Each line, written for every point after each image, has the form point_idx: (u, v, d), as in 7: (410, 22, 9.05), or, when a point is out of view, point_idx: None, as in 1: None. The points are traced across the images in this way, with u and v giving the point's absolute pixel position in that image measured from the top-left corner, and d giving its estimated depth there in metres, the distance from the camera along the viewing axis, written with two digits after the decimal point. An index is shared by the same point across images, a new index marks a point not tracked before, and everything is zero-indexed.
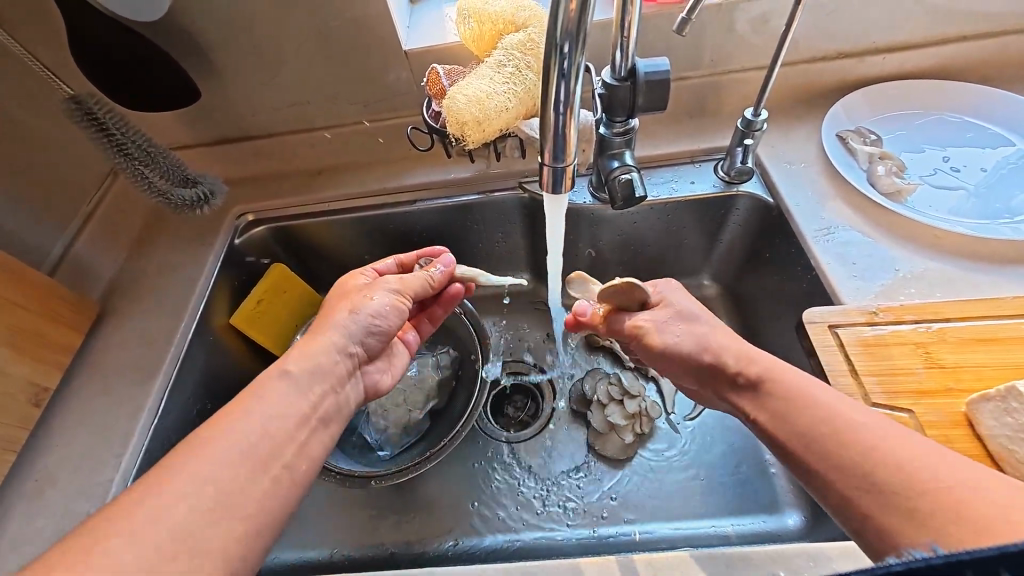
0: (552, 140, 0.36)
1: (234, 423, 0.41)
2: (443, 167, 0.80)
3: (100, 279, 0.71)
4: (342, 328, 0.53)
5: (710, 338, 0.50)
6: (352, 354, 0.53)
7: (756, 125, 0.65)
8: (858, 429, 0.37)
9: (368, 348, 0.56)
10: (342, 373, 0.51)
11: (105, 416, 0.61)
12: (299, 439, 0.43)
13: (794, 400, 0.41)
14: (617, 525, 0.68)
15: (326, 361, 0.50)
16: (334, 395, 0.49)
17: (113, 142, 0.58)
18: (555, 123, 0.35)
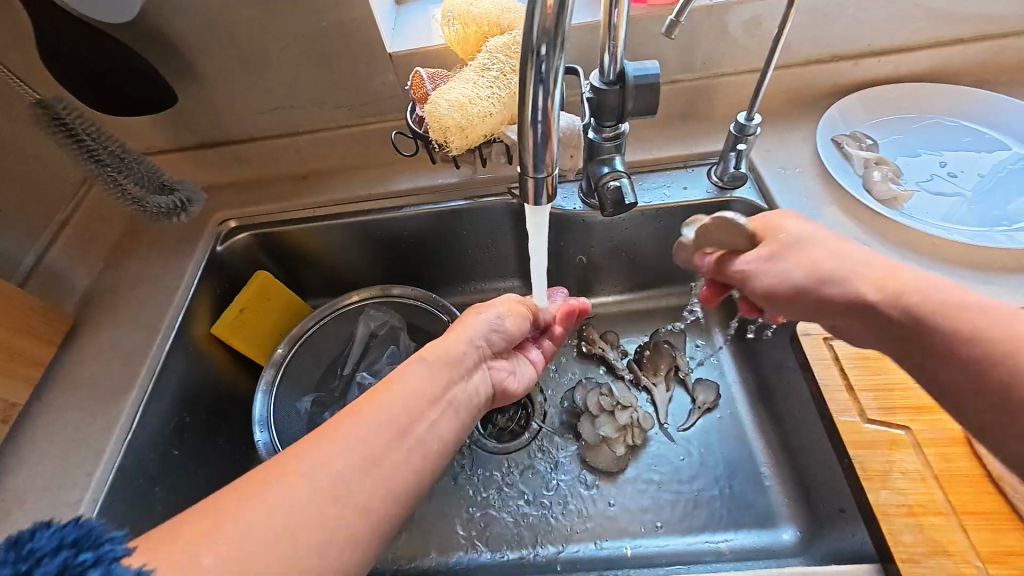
0: (533, 149, 0.34)
1: (371, 403, 0.40)
2: (431, 172, 0.78)
3: (75, 288, 0.69)
4: (472, 324, 0.53)
5: (824, 268, 0.41)
6: (483, 351, 0.52)
7: (750, 130, 0.63)
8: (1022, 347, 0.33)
9: (495, 346, 0.55)
10: (476, 368, 0.50)
11: (76, 433, 0.59)
12: (430, 415, 0.42)
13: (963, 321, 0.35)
14: (609, 540, 0.67)
15: (458, 353, 0.49)
16: (464, 385, 0.48)
17: (83, 148, 0.56)
18: (535, 132, 0.33)
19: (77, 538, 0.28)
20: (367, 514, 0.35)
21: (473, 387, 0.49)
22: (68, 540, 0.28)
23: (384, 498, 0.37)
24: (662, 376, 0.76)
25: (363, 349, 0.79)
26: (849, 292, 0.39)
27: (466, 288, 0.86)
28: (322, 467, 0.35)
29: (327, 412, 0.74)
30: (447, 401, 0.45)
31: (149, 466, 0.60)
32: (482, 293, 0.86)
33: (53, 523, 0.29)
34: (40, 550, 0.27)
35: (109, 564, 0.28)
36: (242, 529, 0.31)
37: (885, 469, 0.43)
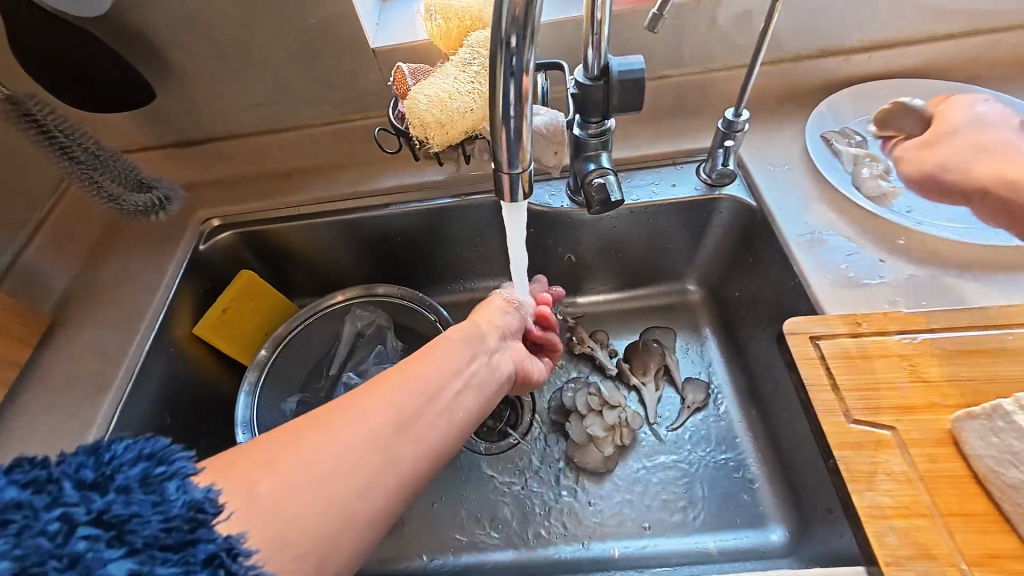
0: (507, 145, 0.33)
1: (404, 372, 0.44)
2: (416, 170, 0.77)
3: (53, 288, 0.68)
4: (490, 314, 0.58)
5: (986, 155, 0.49)
6: (503, 334, 0.57)
7: (738, 126, 0.62)
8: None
9: (513, 332, 0.60)
10: (498, 348, 0.55)
11: (51, 436, 0.58)
12: (454, 385, 0.46)
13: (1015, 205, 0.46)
14: (597, 541, 0.66)
15: (478, 336, 0.53)
16: (487, 362, 0.52)
17: (56, 145, 0.55)
18: (508, 128, 0.32)
19: (154, 452, 0.29)
20: (401, 469, 0.39)
21: (497, 365, 0.53)
22: (145, 453, 0.29)
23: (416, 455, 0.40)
24: (651, 375, 0.76)
25: (349, 348, 0.79)
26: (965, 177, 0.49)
27: (454, 287, 0.85)
28: (363, 424, 0.38)
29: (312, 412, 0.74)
30: (471, 374, 0.49)
31: None
32: (470, 292, 0.85)
33: (128, 438, 0.30)
34: (119, 460, 0.28)
35: (184, 476, 0.29)
36: (294, 468, 0.34)
37: (871, 470, 0.43)
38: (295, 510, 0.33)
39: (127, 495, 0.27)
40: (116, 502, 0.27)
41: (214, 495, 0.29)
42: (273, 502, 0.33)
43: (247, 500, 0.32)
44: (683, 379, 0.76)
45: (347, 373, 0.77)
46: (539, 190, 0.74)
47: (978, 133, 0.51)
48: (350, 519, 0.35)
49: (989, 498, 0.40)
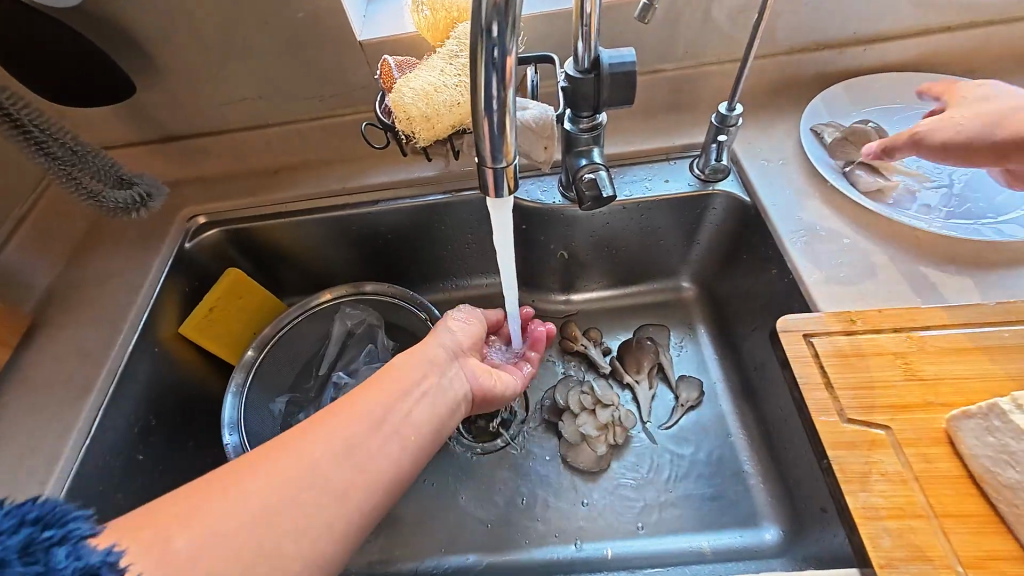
0: (489, 138, 0.32)
1: (348, 402, 0.43)
2: (406, 166, 0.76)
3: (34, 288, 0.66)
4: (446, 332, 0.56)
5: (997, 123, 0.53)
6: (457, 353, 0.55)
7: (731, 120, 0.61)
8: None
9: (467, 349, 0.57)
10: (452, 367, 0.53)
11: (30, 439, 0.56)
12: (403, 407, 0.45)
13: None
14: (590, 542, 0.65)
15: (432, 356, 0.52)
16: (441, 382, 0.50)
17: (31, 140, 0.53)
18: (490, 122, 0.31)
19: (40, 516, 0.26)
20: (345, 501, 0.38)
21: (451, 386, 0.51)
22: (29, 517, 0.26)
23: (361, 487, 0.39)
24: (645, 373, 0.75)
25: (339, 348, 0.78)
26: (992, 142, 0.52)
27: (446, 285, 0.84)
28: (298, 462, 0.37)
29: (301, 412, 0.74)
30: (422, 396, 0.47)
31: (110, 472, 0.58)
32: (461, 290, 0.84)
33: (5, 502, 0.27)
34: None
35: (77, 540, 0.27)
36: (215, 518, 0.33)
37: (865, 471, 0.42)
38: (217, 560, 0.32)
39: (3, 571, 0.24)
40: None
41: (113, 558, 0.27)
42: (192, 557, 0.31)
43: (165, 555, 0.31)
44: (677, 377, 0.75)
45: (337, 372, 0.77)
46: (531, 186, 0.73)
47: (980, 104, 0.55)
48: (287, 559, 0.34)
49: (985, 498, 0.40)
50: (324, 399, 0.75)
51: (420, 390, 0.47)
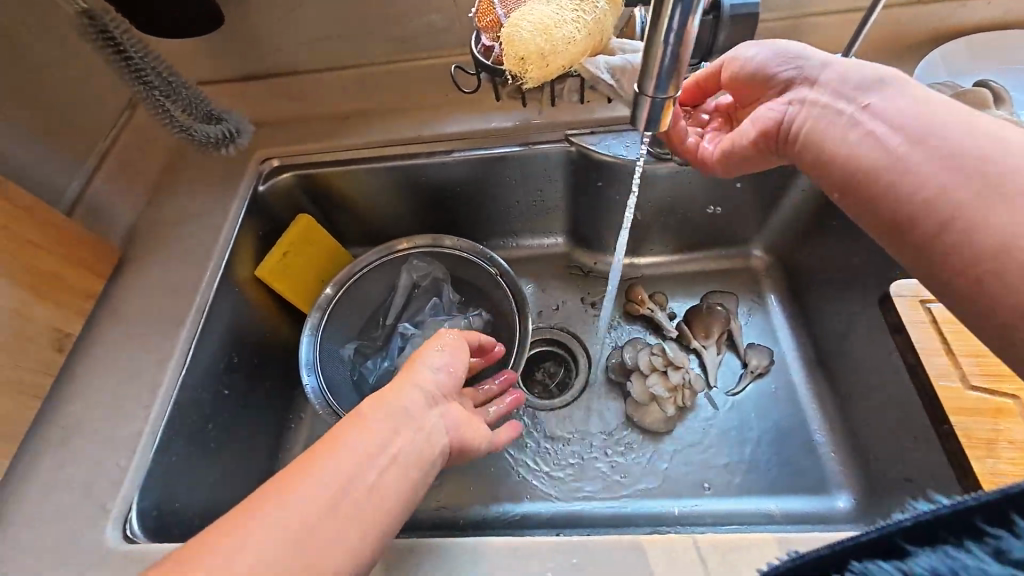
0: (654, 76, 0.32)
1: (322, 453, 0.36)
2: (483, 115, 0.73)
3: (120, 222, 0.67)
4: (423, 369, 0.46)
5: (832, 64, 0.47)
6: (441, 397, 0.46)
7: None
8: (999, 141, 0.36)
9: (452, 391, 0.47)
10: (430, 417, 0.43)
11: (130, 366, 0.58)
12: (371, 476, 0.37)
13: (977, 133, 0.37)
14: (656, 498, 0.67)
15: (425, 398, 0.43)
16: (417, 437, 0.41)
17: (130, 68, 0.52)
18: (663, 58, 0.31)
19: None
20: None
21: (428, 439, 0.41)
22: None
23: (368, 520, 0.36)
24: (713, 339, 0.75)
25: (406, 298, 0.79)
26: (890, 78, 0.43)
27: (508, 242, 0.85)
28: (280, 519, 0.33)
29: (369, 360, 0.76)
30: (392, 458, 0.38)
31: (203, 404, 0.60)
32: (520, 249, 0.85)
33: None
34: None
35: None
36: None
37: (990, 437, 0.42)
38: None
39: None
40: None
41: None
42: None
43: None
44: (746, 344, 0.75)
45: (403, 324, 0.78)
46: (613, 141, 0.70)
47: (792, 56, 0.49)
48: None
49: None
50: (392, 347, 0.76)
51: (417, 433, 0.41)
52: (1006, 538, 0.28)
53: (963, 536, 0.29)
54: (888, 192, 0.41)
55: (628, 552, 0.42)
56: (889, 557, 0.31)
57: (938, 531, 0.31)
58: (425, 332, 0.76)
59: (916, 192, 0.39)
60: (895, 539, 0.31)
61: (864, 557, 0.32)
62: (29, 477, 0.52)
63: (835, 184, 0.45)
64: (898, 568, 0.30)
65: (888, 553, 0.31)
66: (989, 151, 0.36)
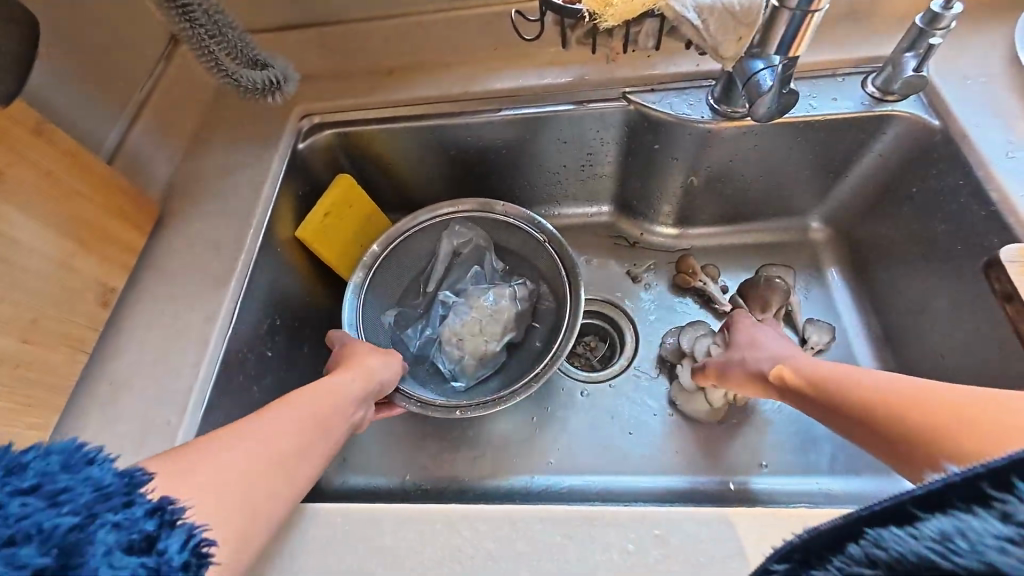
0: None
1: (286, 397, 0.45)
2: (535, 71, 0.69)
3: (159, 177, 0.65)
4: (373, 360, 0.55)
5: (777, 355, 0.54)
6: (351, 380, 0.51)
7: (943, 21, 0.53)
8: (885, 390, 0.42)
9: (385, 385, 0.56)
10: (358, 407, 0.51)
11: (175, 323, 0.56)
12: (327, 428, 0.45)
13: (875, 399, 0.42)
14: (709, 475, 0.64)
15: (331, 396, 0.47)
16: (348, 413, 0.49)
17: (176, 3, 0.49)
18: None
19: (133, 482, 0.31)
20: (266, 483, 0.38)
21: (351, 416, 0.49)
22: (127, 476, 0.31)
23: (280, 495, 0.39)
24: (771, 314, 0.70)
25: (447, 265, 0.75)
26: (837, 367, 0.47)
27: (552, 210, 0.81)
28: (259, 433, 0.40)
29: (409, 328, 0.73)
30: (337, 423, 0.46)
31: (248, 365, 0.58)
32: (564, 217, 0.81)
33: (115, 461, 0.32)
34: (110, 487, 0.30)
35: (106, 461, 0.32)
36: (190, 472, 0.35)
37: None
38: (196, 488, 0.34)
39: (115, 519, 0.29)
40: (119, 511, 0.30)
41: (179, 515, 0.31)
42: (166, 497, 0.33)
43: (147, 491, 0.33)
44: (805, 320, 0.70)
45: (444, 292, 0.75)
46: (675, 100, 0.66)
47: (754, 345, 0.57)
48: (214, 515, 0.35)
49: None
50: (433, 315, 0.74)
51: (332, 428, 0.45)
52: (1011, 503, 0.25)
53: (969, 503, 0.27)
54: (835, 406, 0.45)
55: (709, 524, 0.39)
56: (902, 524, 0.28)
57: (948, 499, 0.28)
58: (467, 300, 0.73)
59: (844, 398, 0.44)
60: (904, 508, 0.29)
61: (880, 525, 0.29)
62: (77, 432, 0.51)
63: (824, 408, 0.46)
64: (911, 534, 0.27)
65: (901, 519, 0.29)
66: (888, 384, 0.42)
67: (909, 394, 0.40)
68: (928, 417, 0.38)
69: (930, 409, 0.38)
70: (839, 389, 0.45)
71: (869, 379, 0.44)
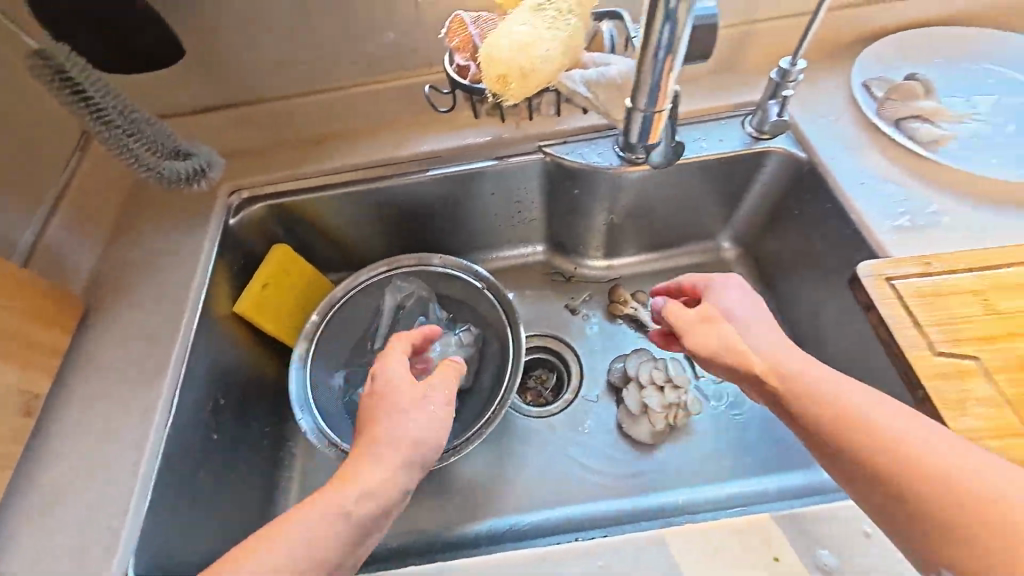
0: (646, 92, 0.47)
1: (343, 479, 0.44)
2: (456, 132, 0.74)
3: (82, 269, 0.63)
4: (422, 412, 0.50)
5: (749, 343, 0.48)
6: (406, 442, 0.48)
7: (792, 75, 0.62)
8: (923, 451, 0.37)
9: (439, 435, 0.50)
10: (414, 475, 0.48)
11: (109, 421, 0.54)
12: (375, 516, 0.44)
13: (911, 459, 0.37)
14: (660, 492, 0.68)
15: (399, 450, 0.47)
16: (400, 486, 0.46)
17: (91, 109, 0.50)
18: (652, 79, 0.46)
19: None
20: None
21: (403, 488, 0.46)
22: None
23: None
24: None
25: (392, 320, 0.77)
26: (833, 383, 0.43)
27: (488, 255, 0.85)
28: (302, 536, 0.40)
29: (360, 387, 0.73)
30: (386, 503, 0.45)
31: (192, 452, 0.57)
32: (503, 260, 0.86)
33: None
34: None
35: None
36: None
37: (961, 398, 0.45)
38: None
39: None
40: None
41: None
42: None
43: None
44: None
45: None
46: (585, 149, 0.72)
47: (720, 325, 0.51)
48: None
49: None
50: None
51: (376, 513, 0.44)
52: None
53: None
54: (846, 437, 0.40)
55: (648, 547, 0.43)
56: None
57: None
58: None
59: (863, 433, 0.39)
60: None
61: None
62: (6, 554, 0.48)
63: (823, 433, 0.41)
64: None
65: None
66: (924, 442, 0.38)
67: (955, 473, 0.36)
68: (965, 510, 0.34)
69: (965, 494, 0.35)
70: (858, 426, 0.40)
71: (905, 431, 0.38)
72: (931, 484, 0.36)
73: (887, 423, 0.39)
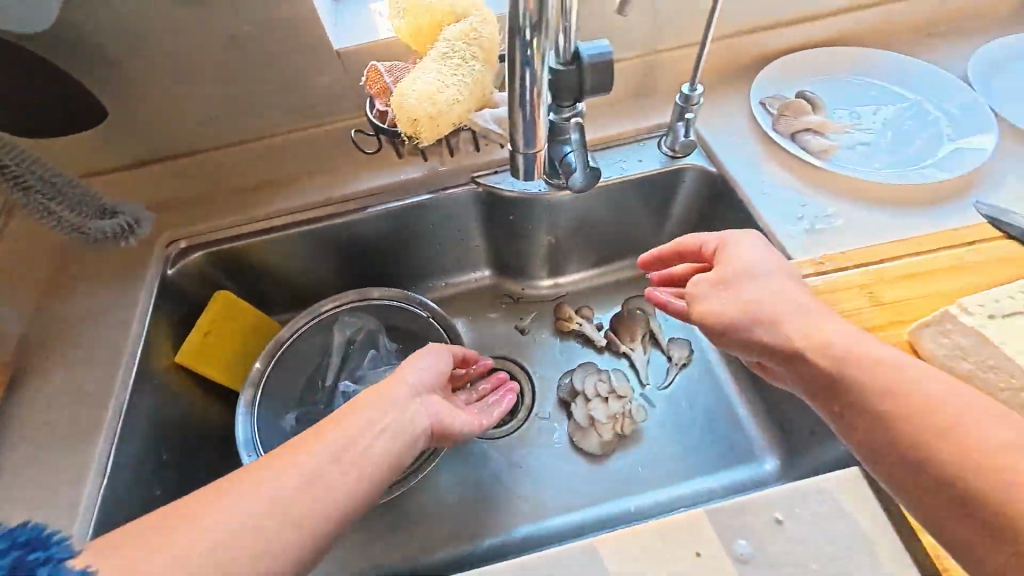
0: (523, 131, 0.51)
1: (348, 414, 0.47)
2: (390, 169, 0.77)
3: (11, 333, 0.63)
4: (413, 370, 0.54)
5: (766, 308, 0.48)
6: (424, 389, 0.53)
7: (694, 100, 0.68)
8: (909, 389, 0.40)
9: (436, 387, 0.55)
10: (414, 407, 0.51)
11: (41, 486, 0.54)
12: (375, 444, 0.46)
13: (911, 398, 0.40)
14: (613, 501, 0.71)
15: (403, 388, 0.51)
16: (404, 418, 0.49)
17: (8, 177, 0.51)
18: (523, 120, 0.50)
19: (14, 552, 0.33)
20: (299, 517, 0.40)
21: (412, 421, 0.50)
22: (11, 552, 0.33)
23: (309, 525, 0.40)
24: (638, 340, 0.81)
25: (342, 356, 0.77)
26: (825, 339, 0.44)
27: (435, 283, 0.87)
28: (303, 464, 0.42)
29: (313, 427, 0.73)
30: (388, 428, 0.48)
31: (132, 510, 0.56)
32: (452, 288, 0.88)
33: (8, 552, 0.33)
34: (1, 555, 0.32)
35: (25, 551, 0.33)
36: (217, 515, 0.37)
37: None
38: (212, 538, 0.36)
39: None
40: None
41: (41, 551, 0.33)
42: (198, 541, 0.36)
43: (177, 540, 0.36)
44: (667, 339, 0.82)
45: (343, 382, 0.76)
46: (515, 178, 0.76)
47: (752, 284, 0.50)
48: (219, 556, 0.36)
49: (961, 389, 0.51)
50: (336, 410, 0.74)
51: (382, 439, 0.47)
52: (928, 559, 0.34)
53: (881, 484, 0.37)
54: (853, 395, 0.42)
55: (581, 555, 0.45)
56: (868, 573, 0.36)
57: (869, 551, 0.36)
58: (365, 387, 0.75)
59: (860, 392, 0.41)
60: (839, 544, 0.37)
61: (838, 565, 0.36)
62: None
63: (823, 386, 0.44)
64: None
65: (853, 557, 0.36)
66: (921, 386, 0.40)
67: (973, 418, 0.38)
68: (976, 456, 0.36)
69: (977, 452, 0.36)
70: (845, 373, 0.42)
71: (918, 377, 0.41)
72: (950, 435, 0.38)
73: (893, 366, 0.41)
